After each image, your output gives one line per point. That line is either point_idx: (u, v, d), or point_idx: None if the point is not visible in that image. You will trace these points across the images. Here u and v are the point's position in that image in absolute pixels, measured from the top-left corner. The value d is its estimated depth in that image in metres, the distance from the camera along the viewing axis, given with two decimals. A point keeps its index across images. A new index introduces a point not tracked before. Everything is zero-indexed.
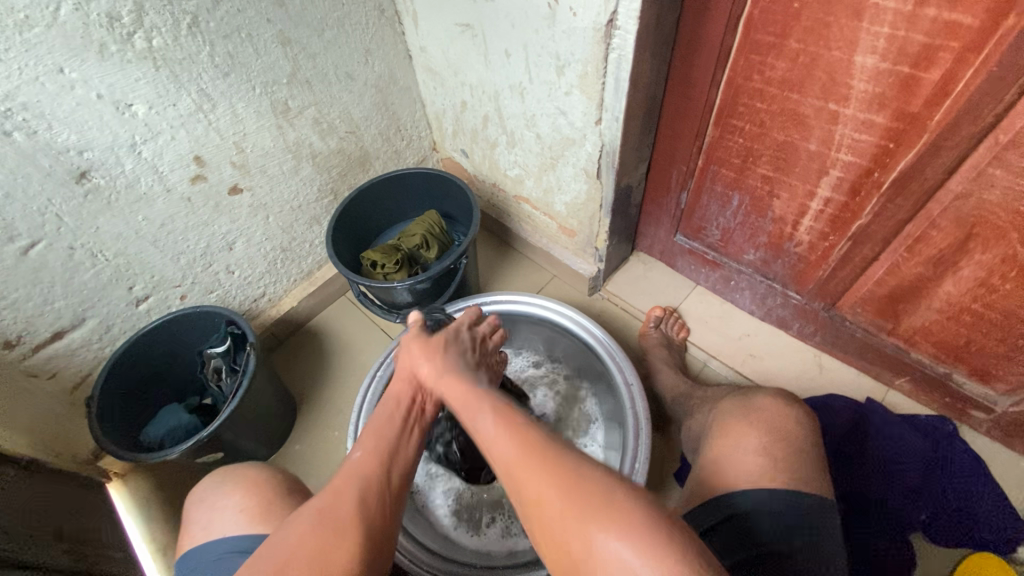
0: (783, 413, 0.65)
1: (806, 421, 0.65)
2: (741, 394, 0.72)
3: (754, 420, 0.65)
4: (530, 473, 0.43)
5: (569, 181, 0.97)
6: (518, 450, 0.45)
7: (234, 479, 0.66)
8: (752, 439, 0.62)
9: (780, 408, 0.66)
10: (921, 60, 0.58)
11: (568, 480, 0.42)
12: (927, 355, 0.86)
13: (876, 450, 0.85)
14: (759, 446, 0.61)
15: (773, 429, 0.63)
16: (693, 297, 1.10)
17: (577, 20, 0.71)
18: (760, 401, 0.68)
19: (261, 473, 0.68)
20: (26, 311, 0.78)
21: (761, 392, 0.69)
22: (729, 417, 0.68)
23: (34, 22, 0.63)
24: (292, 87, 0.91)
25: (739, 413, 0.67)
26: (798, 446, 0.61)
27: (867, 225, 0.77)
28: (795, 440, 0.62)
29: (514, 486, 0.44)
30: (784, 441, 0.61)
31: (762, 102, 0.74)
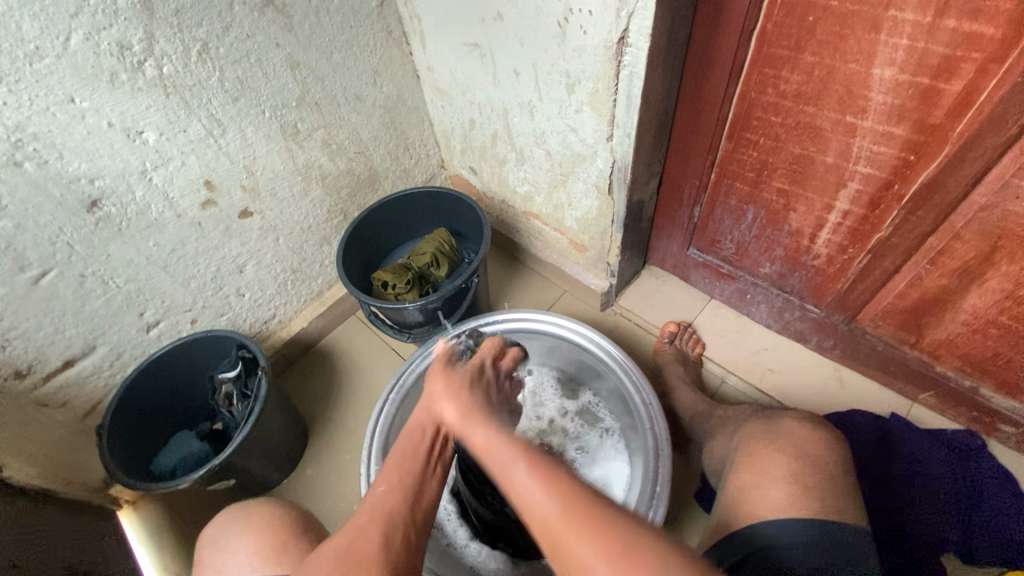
0: (811, 437, 0.63)
1: (835, 444, 0.63)
2: (766, 416, 0.70)
3: (780, 445, 0.63)
4: (575, 537, 0.39)
5: (580, 197, 0.96)
6: (558, 510, 0.41)
7: (248, 519, 0.64)
8: (779, 462, 0.60)
9: (806, 431, 0.64)
10: (941, 72, 0.57)
11: (626, 556, 0.38)
12: (952, 369, 0.84)
13: (899, 466, 0.84)
14: (789, 473, 0.59)
15: (802, 454, 0.61)
16: (707, 311, 1.08)
17: (587, 38, 0.71)
18: (786, 425, 0.66)
19: (275, 510, 0.66)
20: (37, 340, 0.77)
21: (786, 416, 0.68)
22: (754, 441, 0.66)
23: (44, 53, 0.63)
24: (302, 110, 0.91)
25: (764, 437, 0.65)
26: (831, 472, 0.59)
27: (888, 238, 0.75)
28: (827, 466, 0.60)
29: (550, 543, 0.41)
30: (816, 467, 0.59)
31: (777, 115, 0.73)
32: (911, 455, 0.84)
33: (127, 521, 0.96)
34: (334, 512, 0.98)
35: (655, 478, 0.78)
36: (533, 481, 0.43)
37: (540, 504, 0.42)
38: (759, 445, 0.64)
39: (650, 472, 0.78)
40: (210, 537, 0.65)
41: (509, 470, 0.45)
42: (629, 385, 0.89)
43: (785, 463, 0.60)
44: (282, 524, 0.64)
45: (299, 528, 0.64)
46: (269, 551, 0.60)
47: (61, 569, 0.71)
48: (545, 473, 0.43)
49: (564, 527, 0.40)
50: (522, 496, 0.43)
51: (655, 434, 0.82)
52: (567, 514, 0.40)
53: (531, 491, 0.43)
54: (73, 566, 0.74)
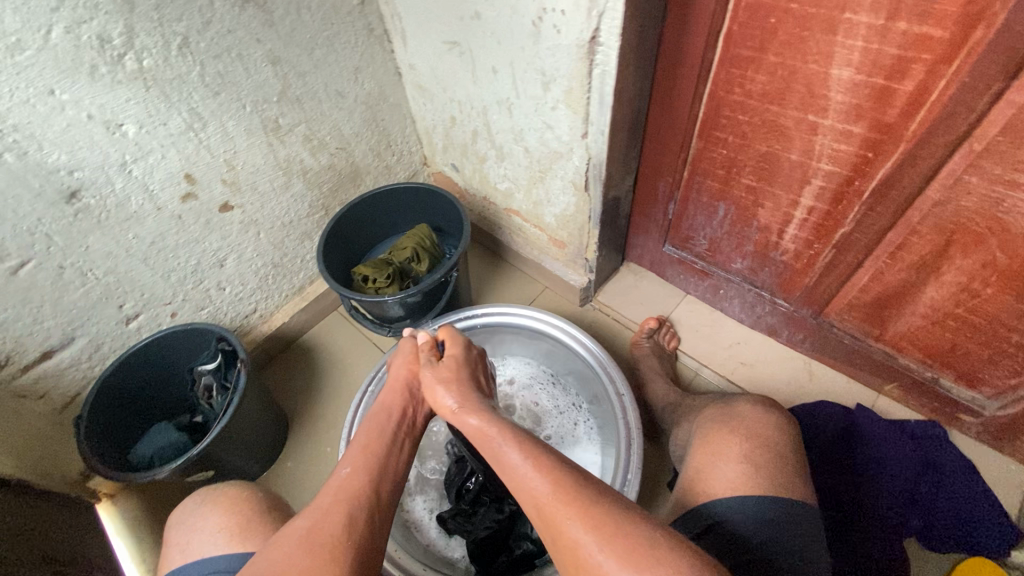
0: (762, 419, 0.66)
1: (786, 425, 0.66)
2: (722, 402, 0.73)
3: (735, 427, 0.65)
4: (567, 513, 0.44)
5: (557, 193, 0.98)
6: (552, 488, 0.46)
7: (212, 501, 0.65)
8: (732, 445, 0.62)
9: (760, 414, 0.66)
10: (895, 72, 0.60)
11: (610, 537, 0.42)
12: (914, 360, 0.87)
13: (863, 457, 0.86)
14: (741, 453, 0.61)
15: (754, 435, 0.63)
16: (683, 306, 1.10)
17: (561, 37, 0.73)
18: (741, 408, 0.68)
19: (239, 492, 0.67)
20: (15, 331, 0.78)
21: (742, 400, 0.70)
22: (712, 425, 0.68)
23: (24, 45, 0.64)
24: (283, 105, 0.92)
25: (722, 420, 0.68)
26: (779, 451, 0.62)
27: (850, 233, 0.78)
28: (776, 447, 0.62)
29: (544, 522, 0.46)
30: (766, 447, 0.62)
31: (744, 114, 0.76)
32: (875, 447, 0.86)
33: (105, 514, 0.96)
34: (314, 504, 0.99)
35: (626, 467, 0.80)
36: (529, 461, 0.49)
37: (531, 481, 0.47)
38: (716, 429, 0.66)
39: (622, 462, 0.80)
40: (176, 521, 0.66)
41: (507, 456, 0.51)
42: (603, 377, 0.90)
43: (737, 445, 0.62)
44: (247, 506, 0.65)
45: (265, 510, 0.65)
46: (233, 533, 0.61)
47: (36, 560, 0.72)
48: (542, 457, 0.49)
49: (556, 507, 0.45)
50: (515, 474, 0.49)
51: (627, 425, 0.84)
52: (559, 495, 0.45)
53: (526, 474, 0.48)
54: (49, 557, 0.75)
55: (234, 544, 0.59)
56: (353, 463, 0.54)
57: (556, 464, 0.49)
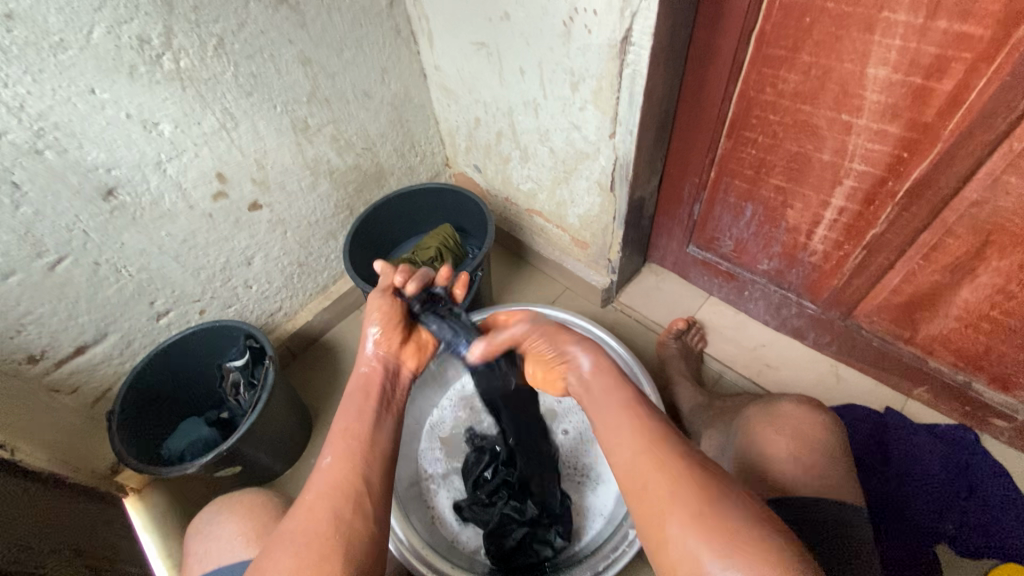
0: (810, 421, 0.65)
1: (830, 426, 0.65)
2: (765, 401, 0.72)
3: (780, 427, 0.65)
4: (658, 478, 0.46)
5: (582, 194, 0.98)
6: (646, 453, 0.48)
7: (230, 508, 0.66)
8: (780, 444, 0.63)
9: (804, 414, 0.66)
10: (933, 71, 0.60)
11: (706, 518, 0.43)
12: (946, 364, 0.86)
13: (894, 462, 0.85)
14: (793, 454, 0.61)
15: (801, 435, 0.63)
16: (706, 307, 1.10)
17: (592, 37, 0.73)
18: (784, 407, 0.68)
19: (255, 497, 0.68)
20: (51, 325, 0.79)
21: (785, 399, 0.69)
22: (754, 422, 0.68)
23: (68, 45, 0.65)
24: (312, 105, 0.93)
25: (764, 420, 0.67)
26: (827, 454, 0.61)
27: (882, 234, 0.77)
28: (824, 449, 0.62)
29: (636, 489, 0.47)
30: (815, 449, 0.62)
31: (775, 114, 0.75)
32: (906, 452, 0.86)
33: (132, 508, 0.97)
34: None
35: None
36: (626, 423, 0.51)
37: (628, 440, 0.50)
38: (759, 425, 0.67)
39: None
40: (195, 528, 0.67)
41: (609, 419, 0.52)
42: (630, 378, 0.90)
43: (785, 445, 0.62)
44: (263, 510, 0.65)
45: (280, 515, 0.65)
46: (251, 538, 0.62)
47: (66, 551, 0.73)
48: (641, 422, 0.51)
49: (653, 478, 0.46)
50: (611, 433, 0.51)
51: None
52: (654, 461, 0.47)
53: (623, 433, 0.50)
54: (77, 548, 0.76)
55: (250, 548, 0.61)
56: (335, 453, 0.53)
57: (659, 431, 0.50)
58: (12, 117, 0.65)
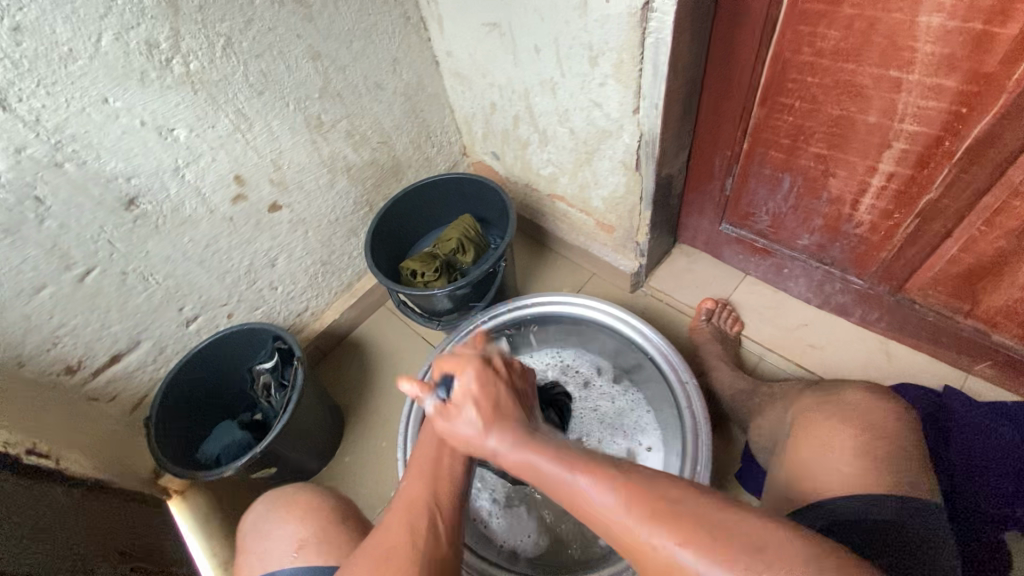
0: (877, 408, 0.63)
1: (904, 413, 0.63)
2: (827, 389, 0.70)
3: (843, 416, 0.62)
4: (634, 506, 0.42)
5: (606, 175, 0.94)
6: (585, 481, 0.45)
7: (285, 508, 0.63)
8: (843, 439, 0.59)
9: (873, 403, 0.63)
10: (996, 14, 0.54)
11: (663, 511, 0.41)
12: (1011, 337, 0.79)
13: (959, 444, 0.78)
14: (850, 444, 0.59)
15: (869, 425, 0.60)
16: (743, 287, 1.05)
17: (610, 6, 0.69)
18: (849, 397, 0.65)
19: (314, 498, 0.64)
20: (85, 336, 0.81)
21: (849, 389, 0.67)
22: (816, 413, 0.66)
23: (77, 54, 0.65)
24: (325, 101, 0.91)
25: (824, 410, 0.65)
26: (901, 445, 0.59)
27: (937, 200, 0.71)
28: (896, 440, 0.59)
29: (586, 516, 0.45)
30: (885, 439, 0.59)
31: (814, 76, 0.70)
32: (967, 430, 0.79)
33: (177, 510, 0.98)
34: (374, 500, 1.00)
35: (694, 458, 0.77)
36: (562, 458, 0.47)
37: (579, 483, 0.45)
38: (822, 418, 0.64)
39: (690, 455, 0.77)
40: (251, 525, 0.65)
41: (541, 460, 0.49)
42: (665, 367, 0.87)
43: (850, 439, 0.59)
44: (317, 514, 0.62)
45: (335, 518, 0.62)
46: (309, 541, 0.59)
47: (116, 557, 0.75)
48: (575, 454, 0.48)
49: (589, 493, 0.44)
50: (555, 483, 0.47)
51: (693, 414, 0.81)
52: (597, 480, 0.44)
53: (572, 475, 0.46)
54: (128, 552, 0.78)
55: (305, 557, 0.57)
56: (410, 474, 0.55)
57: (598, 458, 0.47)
58: (30, 132, 0.65)
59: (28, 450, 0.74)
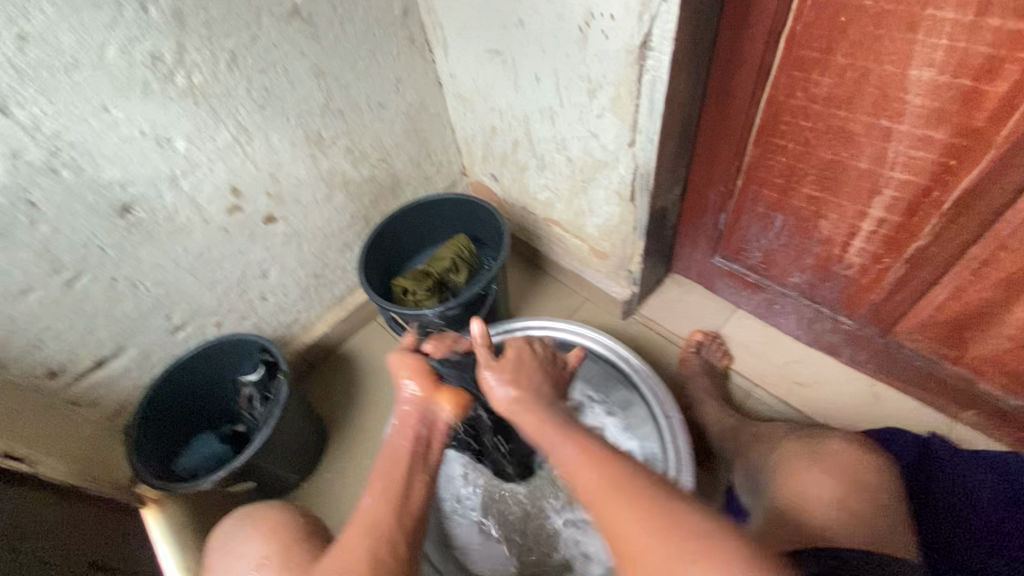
0: (859, 459, 0.62)
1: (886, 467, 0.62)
2: (812, 435, 0.69)
3: (826, 465, 0.62)
4: (638, 515, 0.44)
5: (601, 204, 0.95)
6: (603, 482, 0.47)
7: (252, 528, 0.62)
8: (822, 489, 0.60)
9: (854, 452, 0.63)
10: (984, 73, 0.55)
11: (666, 520, 0.43)
12: (998, 387, 0.79)
13: (945, 498, 0.77)
14: (834, 495, 0.59)
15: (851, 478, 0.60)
16: (733, 320, 1.05)
17: (610, 42, 0.70)
18: (832, 444, 0.65)
19: (282, 517, 0.63)
20: (70, 340, 0.80)
21: (835, 436, 0.67)
22: (795, 459, 0.65)
23: (80, 64, 0.65)
24: (326, 117, 0.92)
25: (806, 457, 0.65)
26: (880, 498, 0.59)
27: (926, 248, 0.72)
28: (874, 493, 0.59)
29: (595, 511, 0.47)
30: (863, 491, 0.59)
31: (807, 120, 0.71)
32: (953, 484, 0.78)
33: (149, 518, 0.95)
34: (353, 519, 0.98)
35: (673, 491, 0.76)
36: (584, 451, 0.50)
37: (593, 483, 0.47)
38: (801, 465, 0.64)
39: None
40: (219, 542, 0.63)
41: (559, 448, 0.52)
42: (650, 398, 0.87)
43: (829, 490, 0.59)
44: (283, 533, 0.60)
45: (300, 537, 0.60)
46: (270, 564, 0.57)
47: (87, 569, 0.73)
48: (592, 450, 0.50)
49: (604, 490, 0.46)
50: (570, 471, 0.50)
51: (676, 448, 0.80)
52: (609, 480, 0.47)
53: (587, 473, 0.48)
54: (98, 564, 0.76)
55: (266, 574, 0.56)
56: (374, 493, 0.52)
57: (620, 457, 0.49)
58: (27, 137, 0.65)
59: (3, 454, 0.74)
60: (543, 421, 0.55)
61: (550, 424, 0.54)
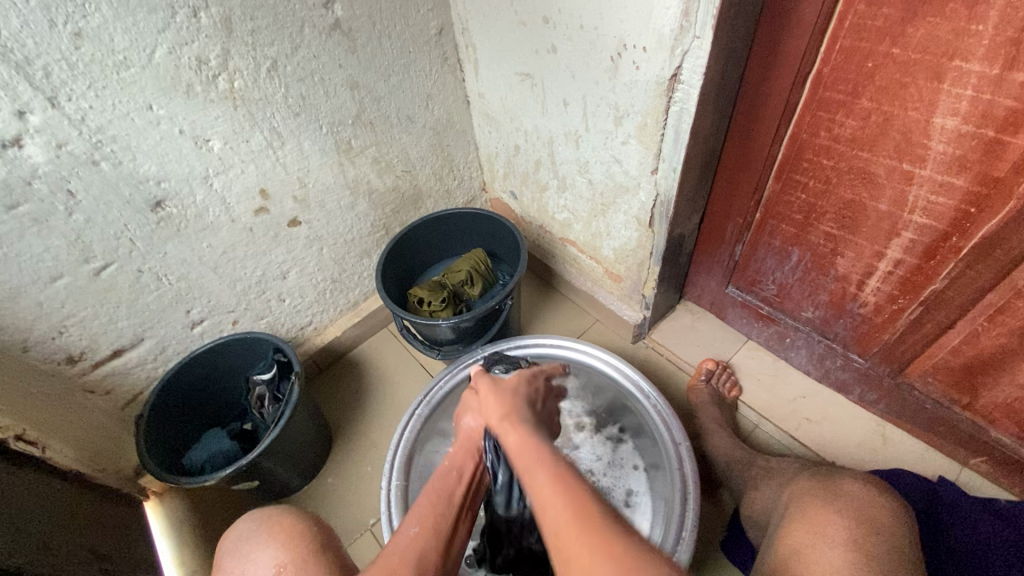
0: (873, 500, 0.62)
1: (893, 503, 0.62)
2: (823, 474, 0.69)
3: (841, 505, 0.62)
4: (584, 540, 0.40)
5: (619, 227, 0.96)
6: (575, 519, 0.41)
7: (268, 529, 0.62)
8: (841, 527, 0.59)
9: (869, 493, 0.63)
10: (1008, 125, 0.56)
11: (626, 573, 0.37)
12: (1009, 436, 0.79)
13: (945, 555, 0.76)
14: (851, 537, 0.58)
15: (867, 518, 0.60)
16: (743, 351, 1.05)
17: (640, 73, 0.72)
18: (846, 484, 0.65)
19: (297, 521, 0.63)
20: (92, 329, 0.82)
21: (846, 475, 0.67)
22: (811, 497, 0.65)
23: (130, 63, 0.68)
24: (357, 127, 0.95)
25: (821, 493, 0.65)
26: (896, 541, 0.58)
27: (942, 291, 0.72)
28: (895, 538, 0.58)
29: (560, 561, 0.41)
30: (878, 531, 0.59)
31: (829, 159, 0.72)
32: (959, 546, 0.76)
33: (152, 511, 0.98)
34: (352, 527, 0.98)
35: (681, 523, 0.76)
36: (563, 488, 0.44)
37: (560, 516, 0.42)
38: (817, 502, 0.64)
39: (676, 518, 0.76)
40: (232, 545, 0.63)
41: (534, 475, 0.46)
42: (660, 423, 0.87)
43: (844, 529, 0.59)
44: (299, 538, 0.60)
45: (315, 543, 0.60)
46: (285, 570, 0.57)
47: (86, 557, 0.73)
48: (573, 488, 0.44)
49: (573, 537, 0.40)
50: (545, 507, 0.43)
51: (684, 476, 0.80)
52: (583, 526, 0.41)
53: (553, 501, 0.43)
54: (98, 552, 0.76)
55: None
56: (421, 525, 0.52)
57: (571, 472, 0.46)
58: (73, 129, 0.67)
59: (16, 435, 0.76)
60: (531, 448, 0.49)
61: (536, 457, 0.47)
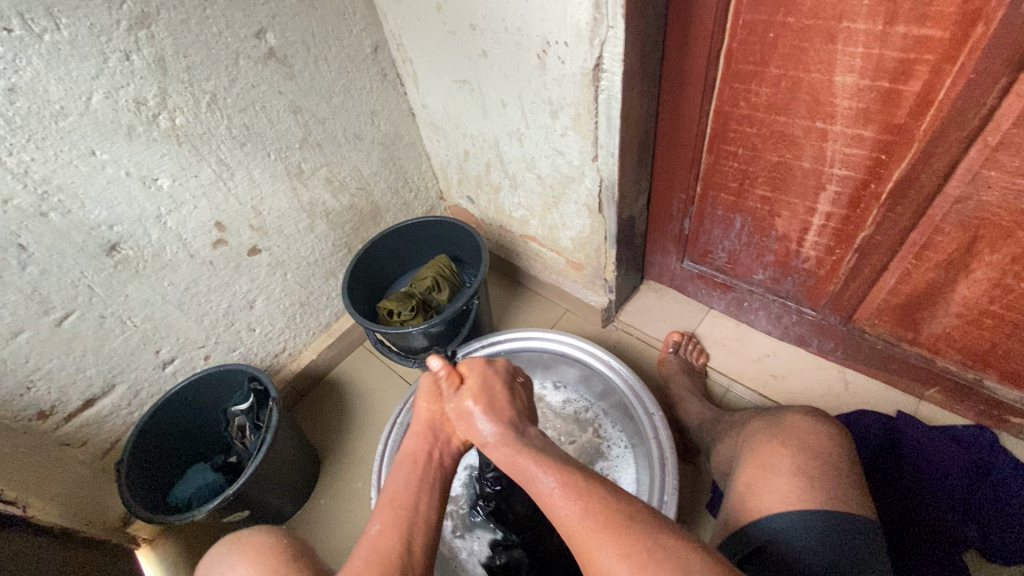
0: (817, 431, 0.65)
1: (839, 436, 0.65)
2: (772, 414, 0.72)
3: (785, 439, 0.65)
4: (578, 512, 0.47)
5: (572, 216, 0.99)
6: (566, 492, 0.48)
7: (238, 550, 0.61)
8: (785, 458, 0.61)
9: (810, 424, 0.66)
10: (899, 75, 0.61)
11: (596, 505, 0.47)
12: (954, 363, 0.84)
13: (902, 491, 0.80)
14: (794, 465, 0.60)
15: (808, 447, 0.62)
16: (707, 321, 1.10)
17: (566, 67, 0.76)
18: (790, 420, 0.68)
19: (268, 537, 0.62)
20: (59, 380, 0.81)
21: (791, 412, 0.70)
22: (762, 437, 0.68)
23: (68, 112, 0.69)
24: (305, 150, 0.96)
25: (769, 433, 0.67)
26: (836, 462, 0.61)
27: (872, 236, 0.77)
28: (832, 458, 0.61)
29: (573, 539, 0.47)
30: (818, 457, 0.61)
31: (752, 126, 0.77)
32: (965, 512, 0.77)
33: (144, 559, 0.97)
34: (347, 544, 0.98)
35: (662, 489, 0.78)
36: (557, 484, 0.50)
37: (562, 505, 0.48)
38: (767, 440, 0.66)
39: (657, 482, 0.79)
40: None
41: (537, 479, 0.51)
42: (634, 399, 0.90)
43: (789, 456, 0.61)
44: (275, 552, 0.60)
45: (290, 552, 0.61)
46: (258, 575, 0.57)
47: None
48: (570, 478, 0.49)
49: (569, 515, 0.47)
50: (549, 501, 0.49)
51: (660, 444, 0.83)
52: (569, 492, 0.48)
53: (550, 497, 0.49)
54: None
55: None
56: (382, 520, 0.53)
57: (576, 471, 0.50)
58: (17, 183, 0.68)
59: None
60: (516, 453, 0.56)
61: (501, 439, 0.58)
